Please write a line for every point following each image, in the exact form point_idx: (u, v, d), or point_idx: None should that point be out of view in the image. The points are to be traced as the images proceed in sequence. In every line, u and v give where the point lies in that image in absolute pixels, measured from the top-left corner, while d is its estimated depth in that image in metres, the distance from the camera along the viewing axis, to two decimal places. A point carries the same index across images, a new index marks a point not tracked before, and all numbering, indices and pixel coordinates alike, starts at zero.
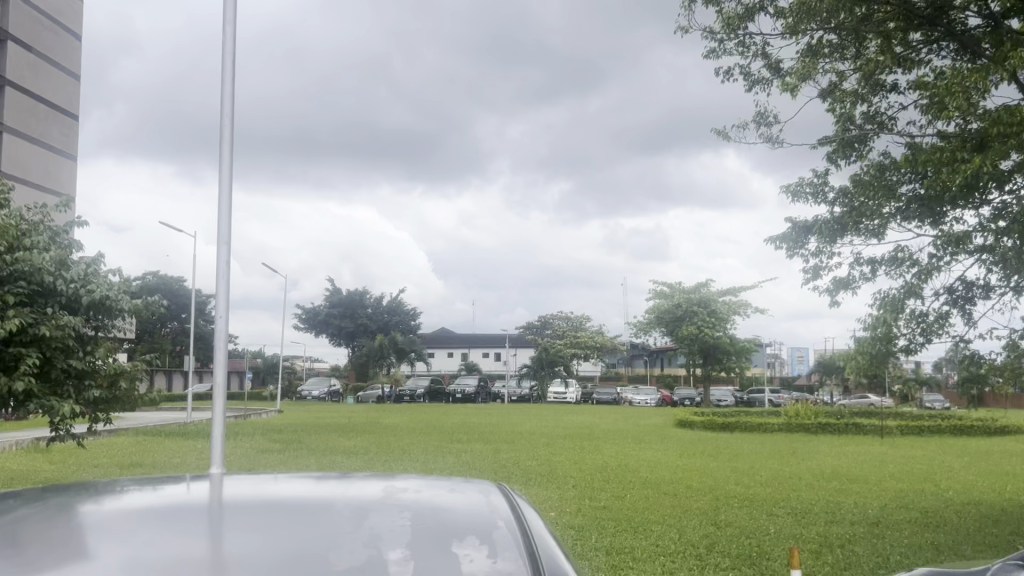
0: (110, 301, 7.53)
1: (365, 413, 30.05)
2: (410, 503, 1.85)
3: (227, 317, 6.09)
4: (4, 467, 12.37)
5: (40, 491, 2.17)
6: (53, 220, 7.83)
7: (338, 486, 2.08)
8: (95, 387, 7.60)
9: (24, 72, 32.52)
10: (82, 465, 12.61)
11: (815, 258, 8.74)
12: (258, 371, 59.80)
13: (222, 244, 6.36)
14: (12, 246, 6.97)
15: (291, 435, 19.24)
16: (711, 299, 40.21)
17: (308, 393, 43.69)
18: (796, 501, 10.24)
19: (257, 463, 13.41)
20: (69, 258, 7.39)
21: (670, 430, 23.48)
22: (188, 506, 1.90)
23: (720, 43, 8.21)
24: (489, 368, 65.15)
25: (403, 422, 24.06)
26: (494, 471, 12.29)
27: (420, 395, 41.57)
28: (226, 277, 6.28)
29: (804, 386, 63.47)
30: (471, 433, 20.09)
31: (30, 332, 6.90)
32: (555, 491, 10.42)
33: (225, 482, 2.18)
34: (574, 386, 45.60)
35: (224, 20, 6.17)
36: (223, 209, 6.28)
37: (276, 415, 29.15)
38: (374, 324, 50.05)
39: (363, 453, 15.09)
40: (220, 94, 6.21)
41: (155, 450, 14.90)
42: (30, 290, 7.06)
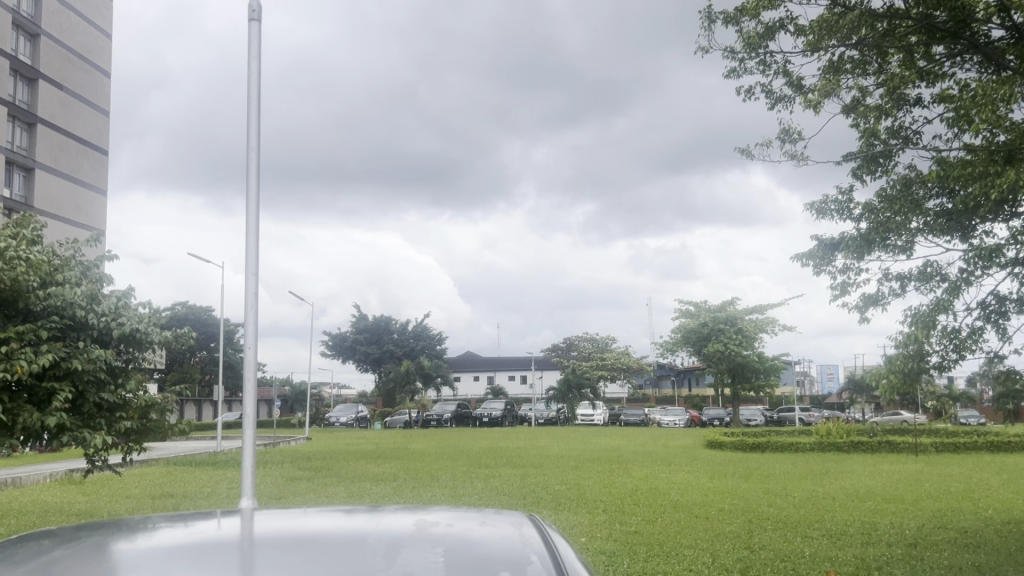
0: (139, 334, 7.60)
1: (392, 439, 30.03)
2: (442, 537, 1.84)
3: (255, 347, 6.12)
4: (39, 500, 12.44)
5: (75, 530, 2.19)
6: (85, 255, 7.88)
7: (369, 520, 2.07)
8: (127, 419, 7.63)
9: (56, 110, 34.26)
10: (114, 496, 12.68)
11: (843, 275, 8.64)
12: (286, 400, 60.08)
13: (250, 274, 6.42)
14: (45, 283, 7.11)
15: (320, 462, 19.22)
16: (736, 318, 40.03)
17: (335, 420, 43.65)
18: (829, 522, 10.09)
19: (287, 492, 13.40)
20: (100, 293, 7.43)
21: (700, 451, 23.31)
22: (220, 543, 1.89)
23: (740, 62, 8.21)
24: (516, 392, 65.02)
25: (429, 448, 23.93)
26: (523, 497, 12.14)
27: (446, 419, 41.58)
28: (254, 306, 6.32)
29: (834, 404, 62.91)
30: (499, 457, 19.96)
31: (62, 366, 6.99)
32: (583, 517, 10.31)
33: (255, 517, 2.18)
34: (601, 408, 45.02)
35: (250, 55, 6.26)
36: (251, 239, 6.34)
37: (304, 442, 29.28)
38: (400, 350, 50.11)
39: (393, 480, 15.04)
40: (246, 128, 6.29)
41: (187, 480, 14.98)
42: (62, 324, 7.13)
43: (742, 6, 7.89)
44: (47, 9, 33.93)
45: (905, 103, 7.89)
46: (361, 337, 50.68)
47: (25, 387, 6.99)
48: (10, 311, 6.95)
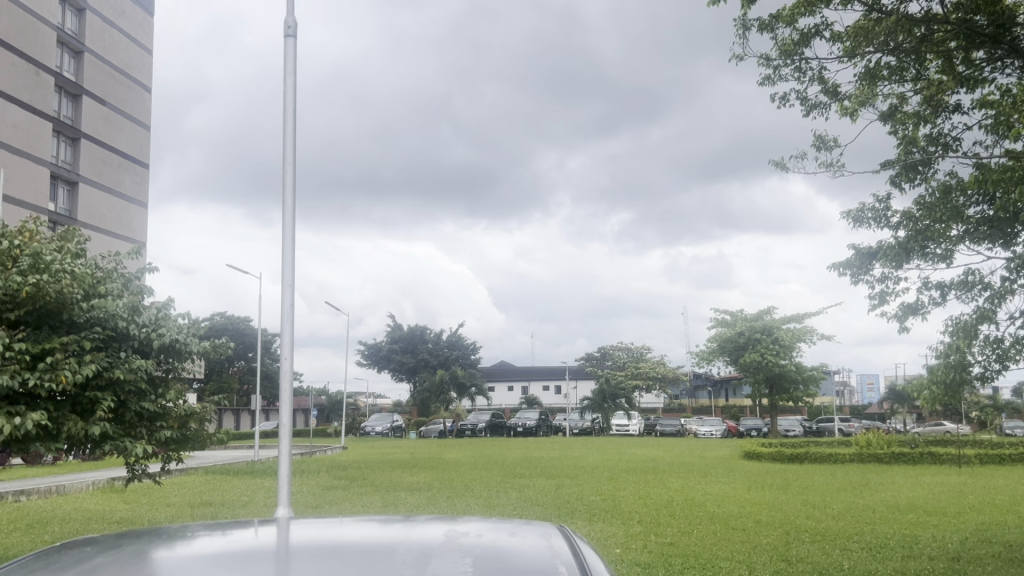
0: (179, 345, 7.72)
1: (427, 449, 30.11)
2: (474, 547, 1.86)
3: (291, 357, 6.19)
4: (82, 508, 12.66)
5: (117, 537, 2.25)
6: (126, 267, 8.01)
7: (402, 529, 2.10)
8: (167, 428, 7.76)
9: (99, 126, 35.07)
10: (155, 504, 12.86)
11: (881, 284, 8.53)
12: (324, 409, 60.63)
13: (287, 286, 6.52)
14: (88, 295, 7.25)
15: (357, 472, 19.31)
16: (773, 327, 39.51)
17: (371, 429, 43.91)
18: (870, 535, 9.93)
19: (325, 501, 13.50)
20: (141, 304, 7.57)
21: (739, 462, 22.98)
22: (258, 551, 1.93)
23: (775, 69, 8.16)
24: (551, 402, 64.94)
25: (464, 458, 23.92)
26: (556, 508, 12.06)
27: (481, 429, 41.86)
28: (291, 319, 6.41)
29: (875, 414, 61.91)
30: (533, 467, 19.89)
31: (105, 376, 7.14)
32: (618, 527, 10.27)
33: (292, 526, 2.23)
34: (637, 418, 44.77)
35: (286, 71, 6.37)
36: (286, 250, 6.43)
37: (340, 451, 29.51)
38: (435, 359, 50.18)
39: (428, 490, 15.06)
40: (282, 141, 6.40)
41: (227, 488, 15.19)
42: (104, 335, 7.28)
43: (776, 13, 7.85)
44: (92, 27, 34.84)
45: (944, 109, 7.79)
46: (396, 347, 51.02)
47: (69, 397, 7.14)
48: (54, 322, 7.11)
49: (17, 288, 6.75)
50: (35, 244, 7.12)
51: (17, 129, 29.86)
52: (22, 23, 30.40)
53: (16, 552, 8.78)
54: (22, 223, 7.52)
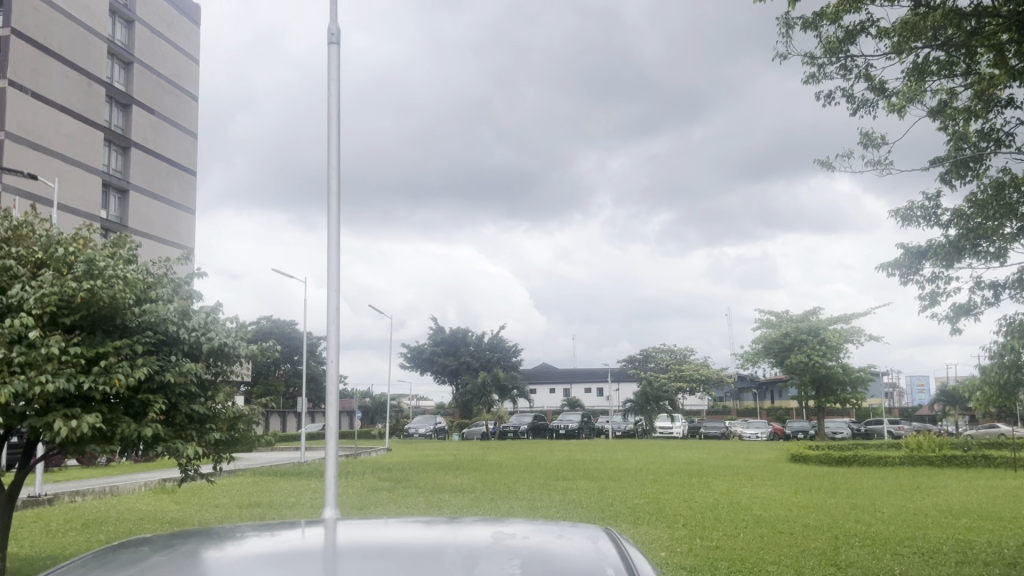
0: (227, 348, 7.85)
1: (471, 450, 30.20)
2: (521, 548, 1.87)
3: (337, 360, 6.27)
4: (135, 509, 12.92)
5: (169, 538, 2.30)
6: (176, 272, 8.15)
7: (448, 530, 2.12)
8: (216, 430, 7.90)
9: (148, 134, 35.84)
10: (205, 505, 13.09)
11: (931, 284, 8.36)
12: (367, 411, 61.16)
13: (332, 290, 6.60)
14: (140, 299, 7.42)
15: (401, 473, 19.45)
16: (820, 328, 38.92)
17: (414, 431, 44.27)
18: (921, 540, 9.72)
19: (370, 502, 13.61)
20: (190, 308, 7.73)
21: (785, 464, 22.67)
22: (307, 551, 1.97)
23: (820, 67, 8.04)
24: (593, 404, 64.73)
25: (507, 460, 23.94)
26: (601, 511, 12.00)
27: (524, 431, 41.98)
28: (336, 322, 6.49)
29: (925, 416, 60.64)
30: (576, 470, 19.85)
31: (156, 379, 7.30)
32: (663, 531, 10.19)
33: (338, 527, 2.26)
34: (681, 420, 44.43)
35: (330, 78, 6.46)
36: (332, 254, 6.52)
37: (385, 453, 29.74)
38: (476, 361, 50.28)
39: (472, 491, 15.08)
40: (327, 147, 6.48)
41: (275, 490, 15.38)
42: (156, 339, 7.44)
43: (821, 10, 7.74)
44: (141, 38, 35.64)
45: (996, 104, 7.60)
46: (438, 349, 51.30)
47: (122, 399, 7.31)
48: (108, 327, 7.29)
49: (72, 293, 6.93)
50: (89, 251, 7.29)
51: (70, 140, 30.63)
52: (74, 35, 31.14)
53: (73, 551, 9.01)
54: (77, 230, 7.70)
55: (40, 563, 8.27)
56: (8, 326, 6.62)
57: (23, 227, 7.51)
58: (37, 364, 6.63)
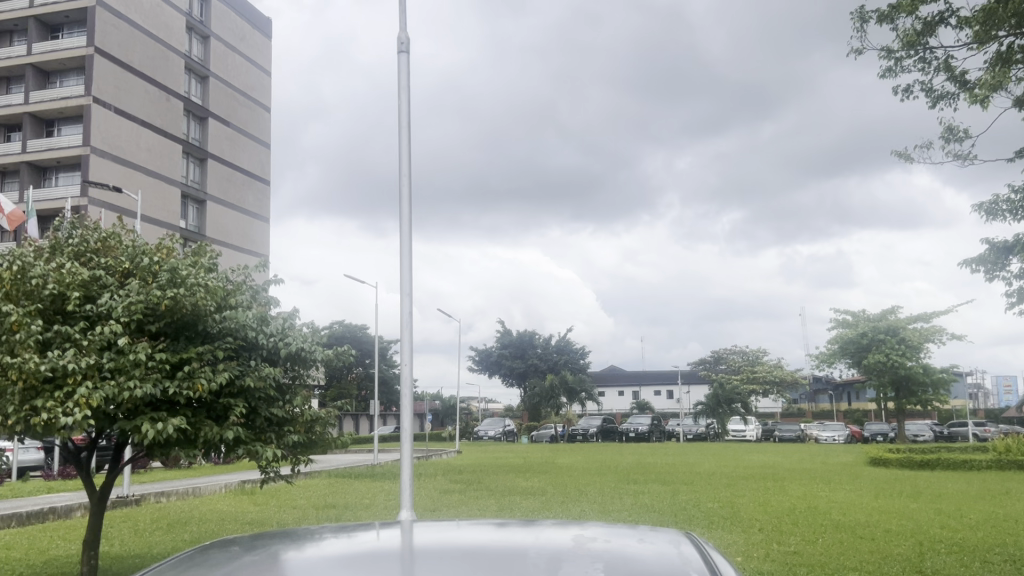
0: (304, 353, 8.02)
1: (541, 454, 30.22)
2: (601, 552, 1.87)
3: (411, 365, 6.34)
4: (216, 510, 13.31)
5: (254, 538, 2.36)
6: (254, 279, 8.37)
7: (527, 533, 2.13)
8: (294, 433, 8.09)
9: (223, 146, 36.95)
10: (283, 507, 13.41)
11: (1019, 281, 8.04)
12: (437, 414, 61.76)
13: (405, 295, 6.69)
14: (221, 307, 7.65)
15: (472, 475, 19.58)
16: (898, 327, 37.72)
17: (484, 434, 44.52)
18: (1012, 547, 9.34)
19: (443, 504, 13.72)
20: (268, 315, 7.94)
21: (863, 468, 22.04)
22: (387, 553, 2.00)
23: (897, 61, 7.81)
24: (663, 407, 64.04)
25: (578, 463, 23.86)
26: (674, 515, 11.87)
27: (593, 434, 41.63)
28: (410, 327, 6.58)
29: (1013, 418, 58.18)
30: (647, 473, 19.66)
31: (237, 384, 7.53)
32: (739, 535, 10.04)
33: (414, 529, 2.29)
34: (754, 423, 43.60)
35: (400, 86, 6.55)
36: (404, 260, 6.61)
37: (455, 456, 30.00)
38: (544, 364, 50.22)
39: (543, 494, 15.08)
40: (398, 155, 6.58)
41: (349, 492, 15.65)
42: (236, 345, 7.66)
43: (897, 2, 7.52)
44: (216, 53, 36.79)
45: None
46: (506, 352, 51.48)
47: (205, 403, 7.55)
48: (191, 333, 7.54)
49: (157, 302, 7.20)
50: (172, 260, 7.55)
51: (151, 153, 31.80)
52: (153, 52, 32.35)
53: (161, 550, 9.32)
54: (160, 240, 7.97)
55: (130, 561, 8.61)
56: (97, 333, 6.91)
57: (110, 238, 7.81)
58: (125, 369, 6.90)
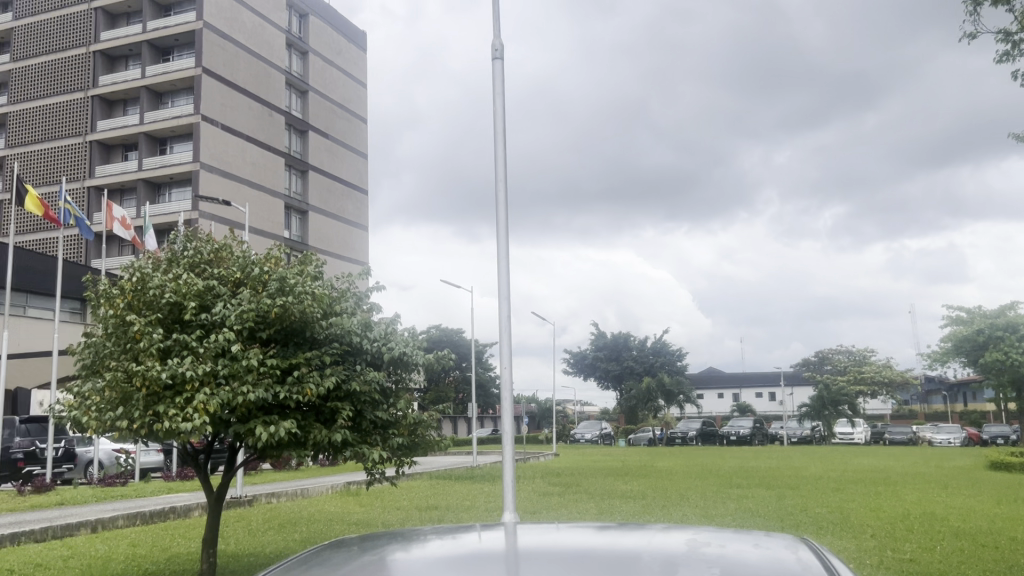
0: (406, 357, 8.19)
1: (639, 457, 29.94)
2: (714, 557, 1.85)
3: (510, 369, 6.39)
4: (324, 510, 13.74)
5: (364, 539, 2.42)
6: (358, 286, 8.59)
7: (637, 537, 2.12)
8: (398, 436, 8.26)
9: (323, 157, 38.11)
10: (387, 508, 13.73)
11: None
12: (534, 417, 61.97)
13: (503, 300, 6.75)
14: (327, 313, 7.89)
15: (571, 478, 19.56)
16: (1018, 324, 35.69)
17: (581, 437, 44.39)
18: None
19: (543, 507, 13.77)
20: (372, 320, 8.14)
21: (982, 473, 20.93)
22: (493, 554, 2.02)
23: (1015, 44, 7.42)
24: (765, 409, 62.45)
25: (678, 467, 23.51)
26: (780, 520, 11.54)
27: (692, 437, 40.84)
28: (509, 331, 6.63)
29: None
30: (749, 477, 19.21)
31: (343, 389, 7.75)
32: (850, 541, 9.69)
33: (517, 531, 2.30)
34: (862, 425, 42.00)
35: (495, 92, 6.62)
36: (502, 264, 6.67)
37: (553, 458, 30.05)
38: (641, 367, 49.65)
39: (643, 498, 14.92)
40: (494, 160, 6.65)
41: (450, 494, 15.89)
42: (342, 350, 7.88)
43: None
44: (314, 67, 38.02)
45: None
46: (602, 355, 51.17)
47: (313, 407, 7.80)
48: (299, 339, 7.81)
49: (267, 310, 7.49)
50: (281, 269, 7.84)
51: (255, 166, 33.08)
52: (256, 69, 33.67)
53: (274, 549, 9.66)
54: (269, 250, 8.30)
55: (246, 559, 8.98)
56: (213, 341, 7.24)
57: (223, 249, 8.18)
58: (239, 375, 7.19)
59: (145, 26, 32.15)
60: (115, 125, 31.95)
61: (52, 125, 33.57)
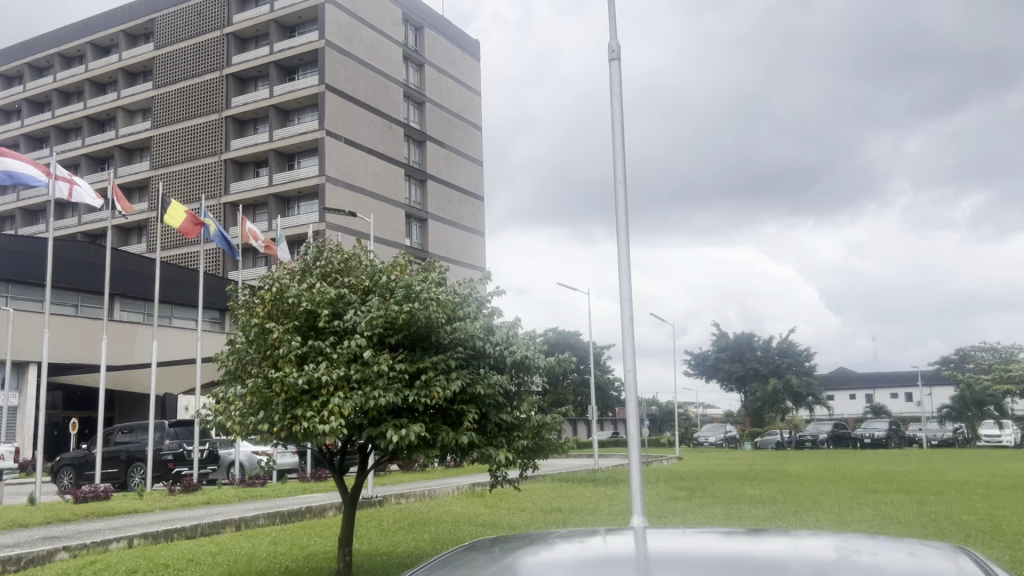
0: (529, 361, 8.26)
1: (766, 460, 29.05)
2: (863, 565, 1.77)
3: (634, 373, 6.33)
4: (451, 511, 14.01)
5: (493, 542, 2.46)
6: (480, 291, 8.72)
7: (777, 545, 2.05)
8: (523, 438, 8.32)
9: (440, 165, 38.92)
10: (513, 509, 13.85)
11: None
12: (656, 419, 61.15)
13: (625, 302, 6.71)
14: (451, 318, 8.05)
15: (696, 482, 19.18)
16: None
17: (705, 440, 43.48)
18: None
19: (671, 511, 13.56)
20: (494, 324, 8.25)
21: None
22: (623, 559, 2.00)
23: None
24: (901, 410, 59.39)
25: (809, 471, 22.67)
26: (923, 527, 10.94)
27: (823, 440, 39.26)
28: (632, 333, 6.58)
29: None
30: (887, 482, 18.31)
31: (468, 392, 7.88)
32: (1003, 552, 9.08)
33: (646, 536, 2.28)
34: (1012, 427, 39.28)
35: (612, 92, 6.60)
36: (623, 265, 6.62)
37: (676, 462, 29.51)
38: (765, 368, 48.07)
39: (773, 503, 14.47)
40: (613, 162, 6.63)
41: (576, 497, 15.90)
42: (466, 354, 8.03)
43: None
44: (430, 79, 38.94)
45: None
46: (724, 356, 49.87)
47: (440, 410, 7.97)
48: (425, 344, 8.01)
49: (395, 316, 7.72)
50: (407, 276, 8.06)
51: (377, 178, 34.14)
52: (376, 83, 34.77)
53: (404, 548, 9.93)
54: (395, 258, 8.54)
55: (378, 558, 9.28)
56: (345, 346, 7.52)
57: (352, 258, 8.47)
58: (370, 379, 7.44)
59: (273, 48, 33.71)
60: (248, 144, 33.65)
61: (190, 146, 35.63)
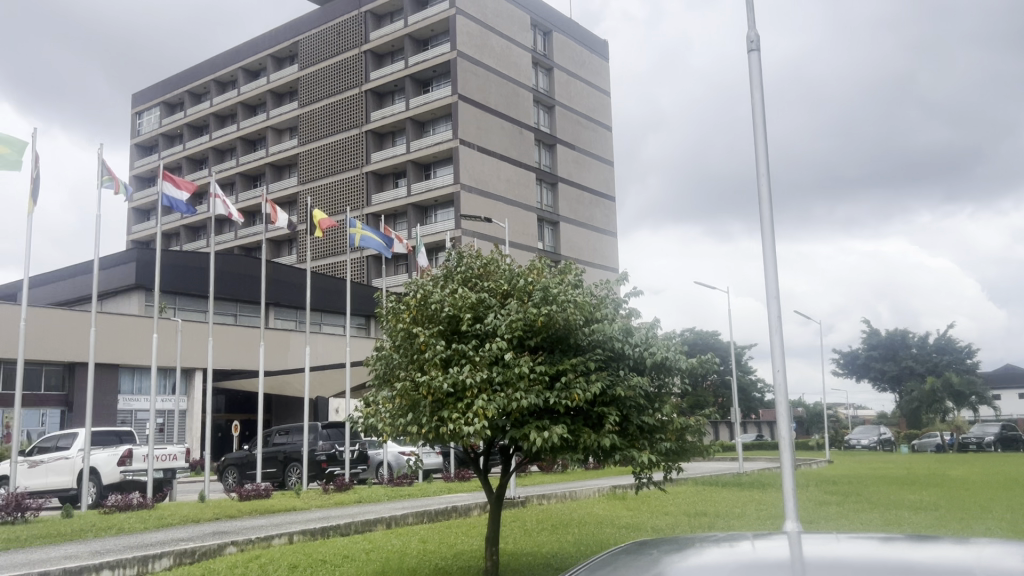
0: (669, 362, 8.14)
1: (926, 464, 27.28)
2: None
3: (783, 373, 6.12)
4: (593, 513, 13.96)
5: (640, 545, 2.43)
6: (617, 292, 8.66)
7: (952, 553, 1.93)
8: (666, 440, 8.20)
9: (572, 168, 38.97)
10: (656, 513, 13.61)
11: None
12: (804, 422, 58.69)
13: (772, 299, 6.50)
14: (589, 320, 8.04)
15: (848, 487, 18.25)
16: None
17: (857, 442, 41.36)
18: None
19: (822, 517, 12.96)
20: (633, 326, 8.18)
21: None
22: (776, 563, 1.94)
23: None
24: None
25: (974, 476, 21.12)
26: None
27: (990, 443, 36.52)
28: (780, 332, 6.36)
29: None
30: None
31: (609, 394, 7.85)
32: None
33: (800, 540, 2.20)
34: None
35: (752, 84, 6.41)
36: (768, 261, 6.41)
37: (826, 465, 28.17)
38: (921, 366, 45.16)
39: (935, 510, 13.56)
40: (755, 155, 6.43)
41: (720, 500, 15.49)
42: (606, 356, 8.00)
43: None
44: (559, 82, 39.12)
45: None
46: (875, 354, 47.24)
47: (581, 412, 7.97)
48: (565, 346, 8.04)
49: (535, 318, 7.80)
50: (544, 279, 8.12)
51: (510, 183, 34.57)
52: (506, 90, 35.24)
53: (549, 549, 9.99)
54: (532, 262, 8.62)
55: (523, 558, 9.40)
56: (487, 349, 7.67)
57: (490, 263, 8.61)
58: (512, 381, 7.54)
59: (408, 62, 34.75)
60: (387, 156, 34.84)
61: (333, 160, 37.22)
